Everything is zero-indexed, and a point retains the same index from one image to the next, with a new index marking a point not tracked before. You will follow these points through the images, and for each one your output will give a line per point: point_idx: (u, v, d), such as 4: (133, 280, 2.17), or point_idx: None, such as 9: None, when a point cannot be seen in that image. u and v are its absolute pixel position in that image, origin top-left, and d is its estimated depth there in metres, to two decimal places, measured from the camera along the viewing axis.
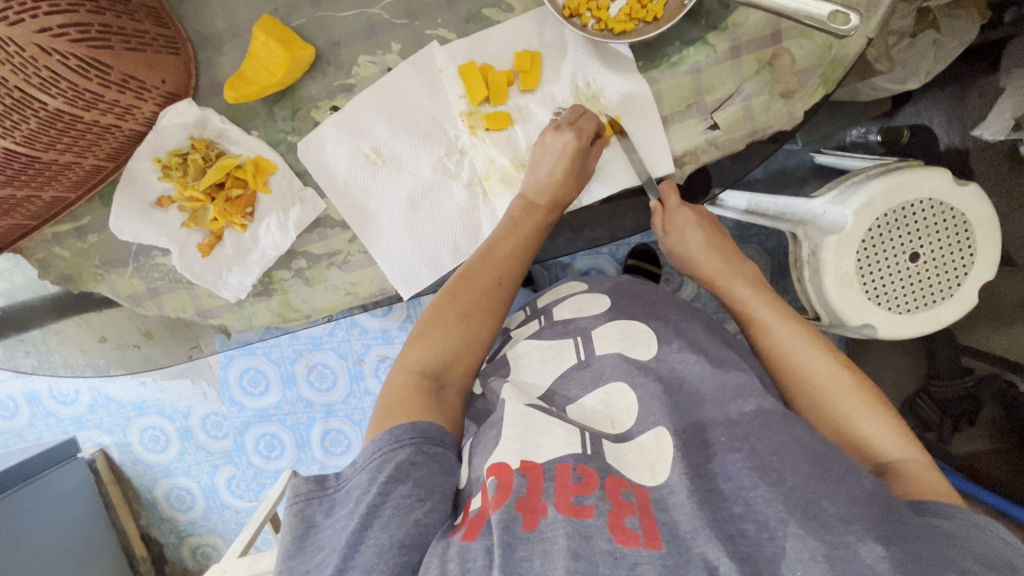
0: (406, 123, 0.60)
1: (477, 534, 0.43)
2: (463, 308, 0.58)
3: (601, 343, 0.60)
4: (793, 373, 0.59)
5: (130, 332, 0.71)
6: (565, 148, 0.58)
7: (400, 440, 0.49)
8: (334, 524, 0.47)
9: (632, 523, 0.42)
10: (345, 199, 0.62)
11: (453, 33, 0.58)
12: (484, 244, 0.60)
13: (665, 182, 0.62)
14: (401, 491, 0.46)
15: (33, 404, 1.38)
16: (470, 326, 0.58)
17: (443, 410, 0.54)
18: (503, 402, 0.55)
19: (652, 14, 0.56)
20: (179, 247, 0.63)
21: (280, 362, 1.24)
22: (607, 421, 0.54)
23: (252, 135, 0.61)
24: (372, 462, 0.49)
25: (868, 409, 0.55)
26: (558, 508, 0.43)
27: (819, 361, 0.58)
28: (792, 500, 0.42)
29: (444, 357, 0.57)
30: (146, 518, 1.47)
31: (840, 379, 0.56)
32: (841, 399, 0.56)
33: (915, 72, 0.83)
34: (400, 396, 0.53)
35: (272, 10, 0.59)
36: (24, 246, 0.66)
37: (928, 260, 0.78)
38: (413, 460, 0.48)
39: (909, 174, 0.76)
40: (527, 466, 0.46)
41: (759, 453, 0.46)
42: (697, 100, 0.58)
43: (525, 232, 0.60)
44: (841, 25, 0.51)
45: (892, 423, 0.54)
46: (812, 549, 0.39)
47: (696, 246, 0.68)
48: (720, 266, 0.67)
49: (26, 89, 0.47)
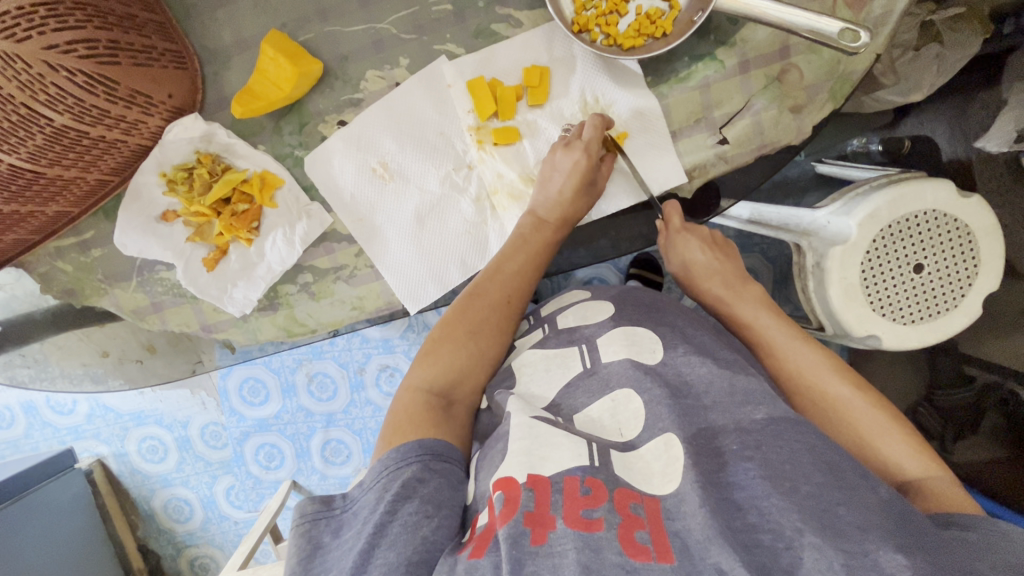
0: (414, 138, 0.60)
1: (484, 551, 0.42)
2: (473, 325, 0.58)
3: (606, 351, 0.59)
4: (807, 393, 0.58)
5: (133, 347, 0.70)
6: (574, 164, 0.58)
7: (406, 458, 0.49)
8: (341, 545, 0.46)
9: (644, 537, 0.42)
10: (353, 214, 0.61)
11: (461, 48, 0.58)
12: (493, 261, 0.60)
13: (669, 201, 0.62)
14: (408, 508, 0.45)
15: (30, 414, 1.36)
16: (481, 343, 0.58)
17: (450, 426, 0.53)
18: (509, 414, 0.53)
19: (661, 30, 0.56)
20: (184, 262, 0.63)
21: (280, 373, 1.23)
22: (616, 429, 0.53)
23: (258, 149, 0.61)
24: (380, 480, 0.48)
25: (887, 427, 0.54)
26: (567, 522, 0.42)
27: (832, 380, 0.57)
28: (806, 509, 0.42)
29: (452, 374, 0.56)
30: (144, 530, 1.45)
31: (855, 398, 0.56)
32: (859, 417, 0.55)
33: (918, 85, 0.82)
34: (409, 413, 0.53)
35: (279, 25, 0.59)
36: (25, 260, 0.65)
37: (932, 271, 0.78)
38: (419, 478, 0.48)
39: (913, 186, 0.76)
40: (534, 480, 0.45)
41: (771, 461, 0.45)
42: (706, 115, 0.58)
43: (531, 247, 0.60)
44: (850, 42, 0.51)
45: (909, 440, 0.54)
46: (830, 559, 0.39)
47: (700, 267, 0.66)
48: (723, 287, 0.66)
49: (32, 106, 0.46)
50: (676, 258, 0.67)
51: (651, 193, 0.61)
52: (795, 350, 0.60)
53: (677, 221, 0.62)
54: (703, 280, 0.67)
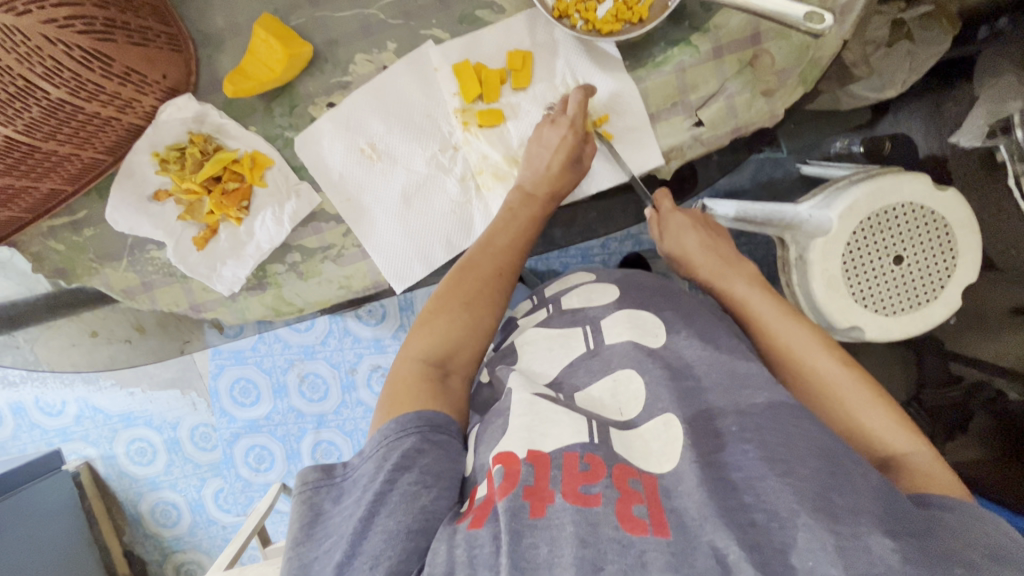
0: (402, 119, 0.62)
1: (484, 521, 0.44)
2: (468, 296, 0.59)
3: (610, 332, 0.60)
4: (797, 370, 0.59)
5: (122, 327, 0.71)
6: (561, 141, 0.60)
7: (406, 428, 0.49)
8: (342, 512, 0.47)
9: (640, 511, 0.43)
10: (342, 192, 0.63)
11: (446, 33, 0.60)
12: (485, 235, 0.61)
13: (658, 188, 0.66)
14: (407, 478, 0.46)
15: (18, 415, 1.35)
16: (476, 315, 0.59)
17: (448, 398, 0.54)
18: (510, 390, 0.54)
19: (637, 16, 0.58)
20: (175, 240, 0.64)
21: (271, 372, 1.24)
22: (616, 408, 0.54)
23: (250, 130, 0.62)
24: (379, 450, 0.48)
25: (874, 404, 0.55)
26: (566, 496, 0.44)
27: (821, 356, 0.58)
28: (803, 491, 0.43)
29: (448, 346, 0.57)
30: (130, 535, 1.43)
31: (843, 372, 0.57)
32: (846, 392, 0.56)
33: (891, 80, 0.85)
34: (405, 385, 0.53)
35: (272, 10, 0.61)
36: (19, 240, 0.66)
37: (911, 262, 0.80)
38: (419, 448, 0.48)
39: (889, 179, 0.79)
40: (534, 455, 0.46)
41: (769, 444, 0.46)
42: (682, 98, 0.60)
43: (522, 218, 0.61)
44: (817, 24, 0.53)
45: (893, 416, 0.55)
46: (823, 539, 0.39)
47: (693, 248, 0.67)
48: (718, 263, 0.66)
49: (29, 78, 0.48)
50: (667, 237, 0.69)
51: (632, 173, 0.62)
52: (788, 327, 0.60)
53: (667, 204, 0.66)
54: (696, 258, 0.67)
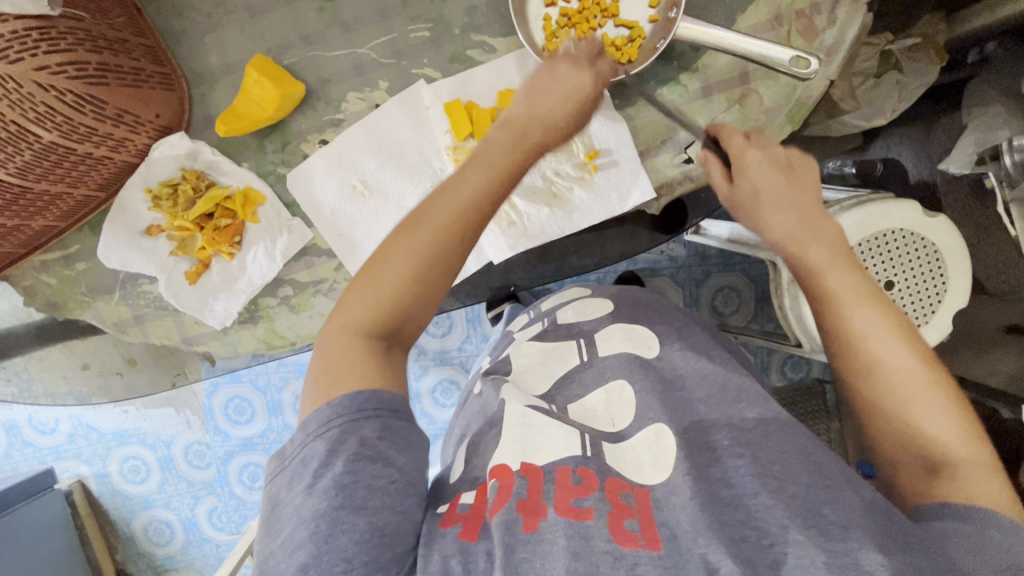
0: (394, 157, 0.62)
1: (476, 534, 0.43)
2: (423, 250, 0.47)
3: (604, 345, 0.61)
4: (858, 358, 0.50)
5: (114, 359, 0.72)
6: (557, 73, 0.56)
7: (362, 409, 0.43)
8: (296, 497, 0.42)
9: (632, 525, 0.43)
10: (333, 228, 0.63)
11: (438, 72, 0.61)
12: (448, 184, 0.50)
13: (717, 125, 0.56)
14: (370, 469, 0.41)
15: (11, 434, 1.35)
16: (431, 276, 0.47)
17: (400, 368, 0.47)
18: (504, 402, 0.55)
19: (626, 56, 0.59)
20: (166, 275, 0.64)
21: (266, 391, 1.23)
22: (608, 420, 0.55)
23: (242, 167, 0.63)
24: (331, 431, 0.42)
25: (943, 406, 0.47)
26: (559, 511, 0.43)
27: (894, 345, 0.48)
28: (793, 507, 0.43)
29: (393, 312, 0.47)
30: (122, 553, 1.42)
31: (919, 370, 0.48)
32: (911, 389, 0.47)
33: (879, 111, 0.86)
34: (345, 363, 0.45)
35: (265, 49, 0.61)
36: (11, 274, 0.66)
37: (902, 289, 0.76)
38: (379, 435, 0.43)
39: (880, 206, 0.74)
40: (528, 468, 0.47)
41: (762, 460, 0.47)
42: (672, 136, 0.60)
43: (494, 172, 0.51)
44: (802, 69, 0.53)
45: (962, 418, 0.47)
46: (813, 556, 0.39)
47: (773, 194, 0.55)
48: (796, 221, 0.54)
49: (22, 123, 0.48)
50: (747, 183, 0.55)
51: (625, 208, 0.62)
52: (865, 310, 0.50)
53: (739, 138, 0.55)
54: (771, 211, 0.55)
